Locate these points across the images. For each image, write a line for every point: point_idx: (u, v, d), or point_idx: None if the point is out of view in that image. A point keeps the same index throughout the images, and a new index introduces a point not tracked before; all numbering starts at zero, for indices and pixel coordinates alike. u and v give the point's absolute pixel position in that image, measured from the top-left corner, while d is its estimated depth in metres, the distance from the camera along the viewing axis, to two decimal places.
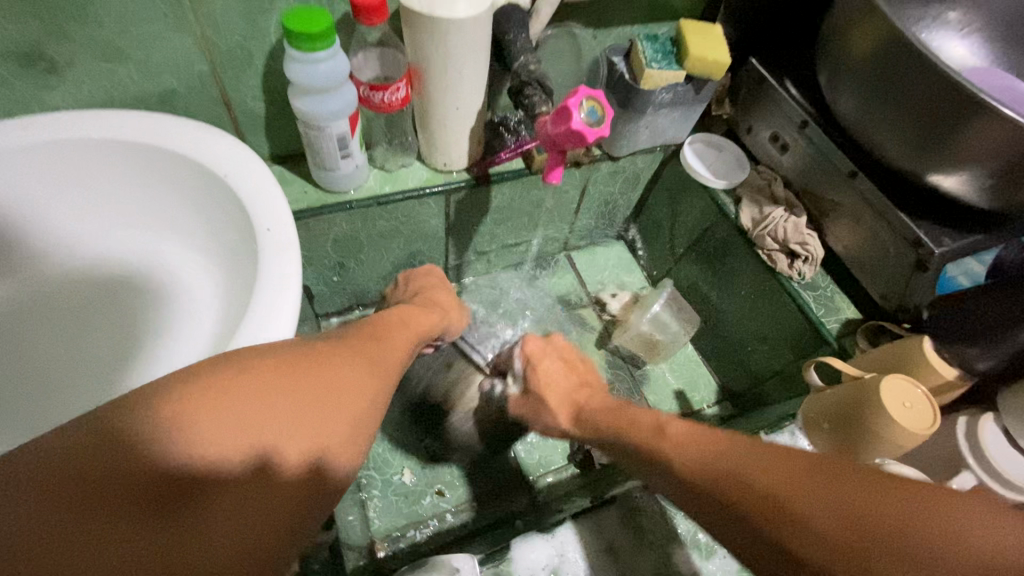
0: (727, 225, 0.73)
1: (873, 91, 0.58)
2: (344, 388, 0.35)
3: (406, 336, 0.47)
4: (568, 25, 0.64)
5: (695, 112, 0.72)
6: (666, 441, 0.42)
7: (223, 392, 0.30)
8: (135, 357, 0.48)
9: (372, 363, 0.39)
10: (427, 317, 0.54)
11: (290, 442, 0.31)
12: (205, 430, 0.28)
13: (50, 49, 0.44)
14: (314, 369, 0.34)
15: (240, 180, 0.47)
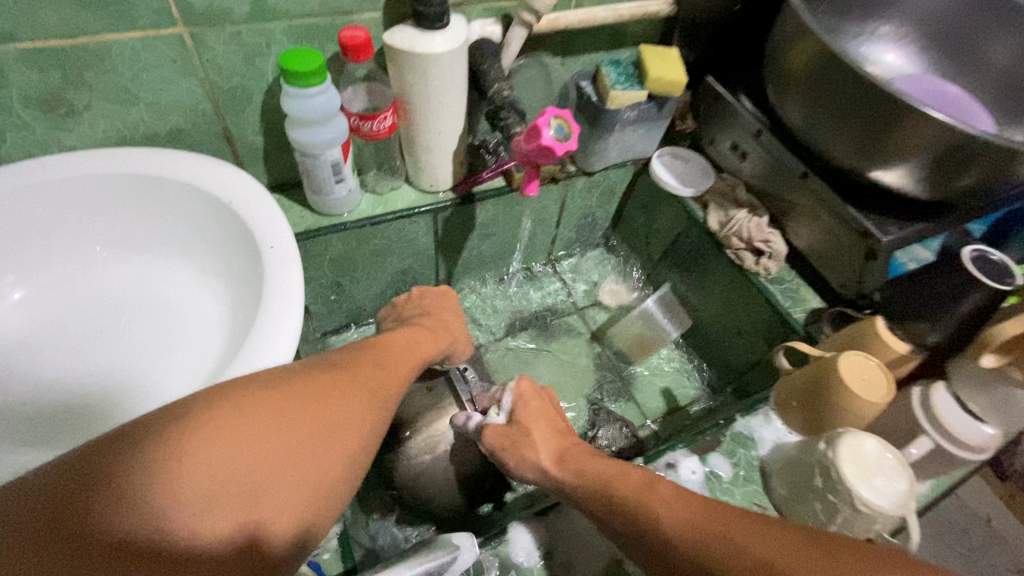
0: (697, 228, 0.79)
1: (824, 104, 0.63)
2: (327, 431, 0.36)
3: (406, 365, 0.47)
4: (538, 55, 0.70)
5: (660, 127, 0.78)
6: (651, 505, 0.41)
7: (210, 434, 0.31)
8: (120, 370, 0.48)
9: (367, 392, 0.40)
10: (428, 341, 0.54)
11: (274, 485, 0.32)
12: (187, 474, 0.29)
13: (70, 94, 0.49)
14: (304, 405, 0.35)
15: (246, 207, 0.52)
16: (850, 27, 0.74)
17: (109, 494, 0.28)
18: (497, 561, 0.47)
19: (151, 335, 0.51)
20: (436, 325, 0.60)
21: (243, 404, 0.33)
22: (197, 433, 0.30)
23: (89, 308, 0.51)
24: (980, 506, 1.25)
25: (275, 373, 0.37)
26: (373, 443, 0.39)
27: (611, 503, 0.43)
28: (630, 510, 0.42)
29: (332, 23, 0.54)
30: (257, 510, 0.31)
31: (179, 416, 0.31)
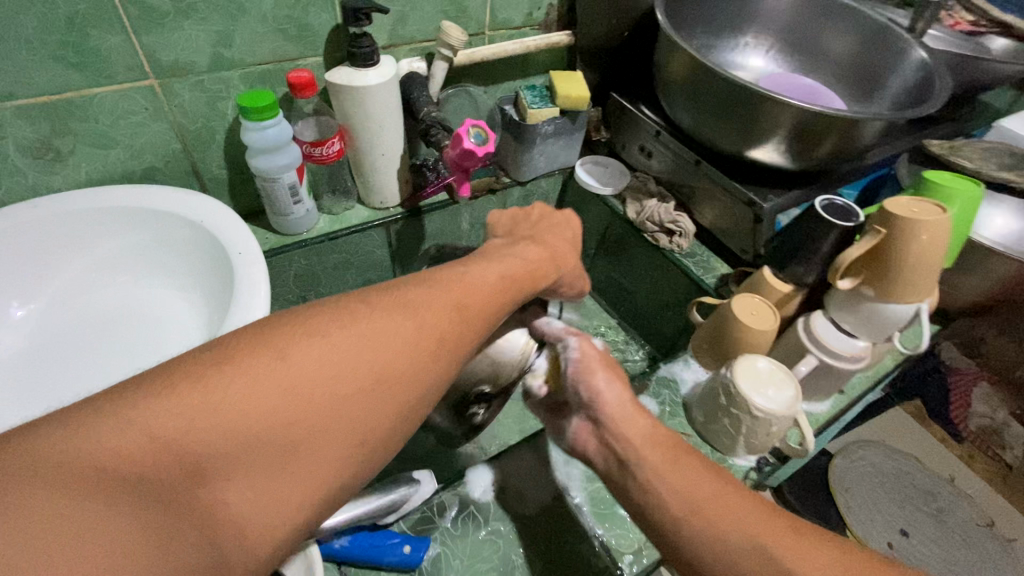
0: (619, 220, 0.90)
1: (737, 92, 0.70)
2: (372, 383, 0.36)
3: (484, 312, 0.45)
4: (463, 85, 0.82)
5: (577, 138, 0.90)
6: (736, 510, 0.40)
7: (255, 381, 0.32)
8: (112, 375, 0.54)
9: (427, 342, 0.39)
10: (513, 275, 0.49)
11: (318, 435, 0.33)
12: (228, 420, 0.30)
13: (58, 141, 0.58)
14: (350, 357, 0.35)
15: (216, 224, 0.61)
16: (720, 42, 0.90)
17: (155, 422, 0.28)
18: (458, 500, 0.53)
19: (141, 343, 0.58)
20: (525, 257, 0.53)
21: (291, 353, 0.34)
22: (242, 379, 0.31)
23: (84, 328, 0.58)
24: (941, 467, 1.26)
25: (327, 318, 0.37)
26: (428, 395, 0.40)
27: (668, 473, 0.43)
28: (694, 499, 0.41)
29: (281, 69, 0.65)
30: (298, 459, 0.32)
31: (226, 360, 0.32)
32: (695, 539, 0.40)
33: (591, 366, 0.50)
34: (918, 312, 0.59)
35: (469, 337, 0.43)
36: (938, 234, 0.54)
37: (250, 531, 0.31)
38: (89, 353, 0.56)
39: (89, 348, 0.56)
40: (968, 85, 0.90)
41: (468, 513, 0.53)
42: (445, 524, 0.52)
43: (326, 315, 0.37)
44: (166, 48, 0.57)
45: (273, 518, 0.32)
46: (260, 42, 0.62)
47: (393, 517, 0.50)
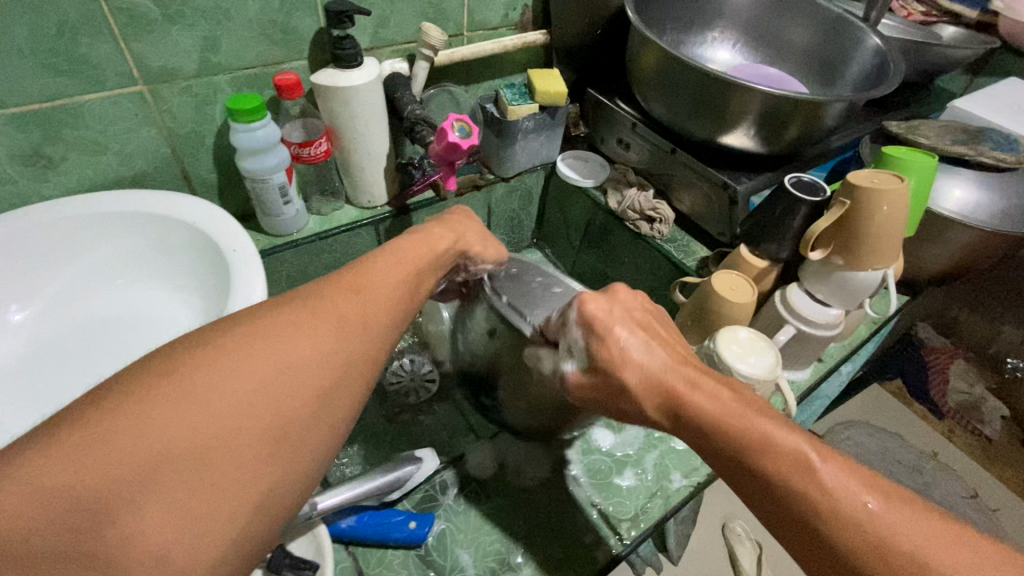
0: (601, 210, 0.93)
1: (707, 80, 0.73)
2: (278, 373, 0.32)
3: (389, 294, 0.42)
4: (444, 85, 0.85)
5: (557, 133, 0.93)
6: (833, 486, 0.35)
7: (142, 401, 0.28)
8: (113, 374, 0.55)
9: (328, 323, 0.36)
10: (418, 262, 0.47)
11: (235, 438, 0.30)
12: (121, 445, 0.27)
13: (48, 149, 0.59)
14: (247, 355, 0.32)
15: (208, 223, 0.62)
16: (688, 37, 0.94)
17: (39, 466, 0.25)
18: (459, 478, 0.55)
19: (139, 343, 0.58)
20: (427, 244, 0.49)
21: (176, 368, 0.30)
22: (128, 404, 0.28)
23: (81, 331, 0.58)
24: (923, 443, 1.29)
25: (210, 332, 0.33)
26: (354, 372, 0.36)
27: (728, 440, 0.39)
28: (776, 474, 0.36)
29: (266, 72, 0.67)
30: (219, 470, 0.29)
31: (102, 396, 0.28)
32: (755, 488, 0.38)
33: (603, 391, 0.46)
34: (884, 277, 0.63)
35: (385, 319, 0.40)
36: (898, 203, 0.58)
37: (180, 563, 0.27)
38: (88, 355, 0.57)
39: (87, 351, 0.57)
40: (922, 69, 0.95)
41: (469, 491, 0.55)
42: (448, 501, 0.54)
43: (205, 332, 0.33)
44: (155, 53, 0.59)
45: (205, 541, 0.28)
46: (246, 47, 0.64)
47: (397, 494, 0.51)
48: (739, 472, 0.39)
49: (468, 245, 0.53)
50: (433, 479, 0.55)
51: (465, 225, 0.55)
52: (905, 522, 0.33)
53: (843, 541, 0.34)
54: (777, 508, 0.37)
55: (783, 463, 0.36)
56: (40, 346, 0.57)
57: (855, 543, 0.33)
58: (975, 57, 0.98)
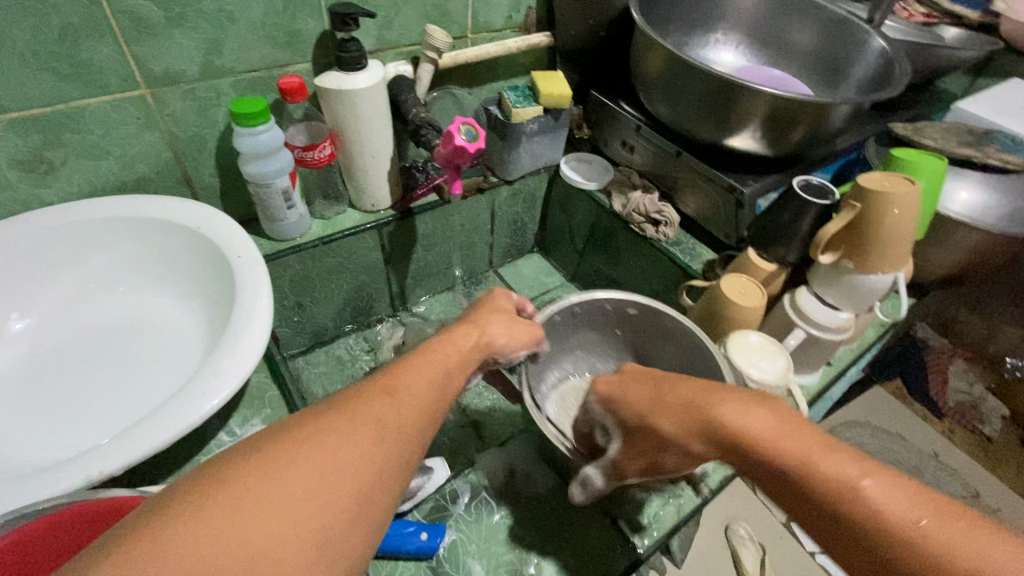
0: (605, 213, 0.92)
1: (714, 82, 0.73)
2: (326, 481, 0.31)
3: (429, 390, 0.41)
4: (447, 88, 0.84)
5: (561, 136, 0.92)
6: (880, 506, 0.33)
7: (184, 527, 0.27)
8: (114, 382, 0.54)
9: (373, 424, 0.35)
10: (448, 362, 0.45)
11: (276, 560, 0.28)
12: (170, 563, 0.26)
13: (49, 154, 0.58)
14: (296, 461, 0.31)
15: (212, 229, 0.61)
16: (692, 39, 0.93)
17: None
18: (470, 487, 0.55)
19: (141, 350, 0.57)
20: (456, 340, 0.48)
21: (218, 487, 0.29)
22: (172, 527, 0.27)
23: (81, 339, 0.57)
24: (925, 443, 1.28)
25: (246, 447, 0.32)
26: (390, 482, 0.34)
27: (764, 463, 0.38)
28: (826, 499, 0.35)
29: (270, 76, 0.66)
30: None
31: (142, 519, 0.27)
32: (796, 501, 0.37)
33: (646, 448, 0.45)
34: (895, 280, 0.63)
35: (421, 422, 0.38)
36: (909, 207, 0.58)
37: None
38: (89, 362, 0.55)
39: (87, 359, 0.56)
40: (926, 70, 0.95)
41: (480, 500, 0.54)
42: (458, 511, 0.53)
43: (245, 444, 0.32)
44: (156, 57, 0.58)
45: None
46: (249, 50, 0.63)
47: (409, 505, 0.51)
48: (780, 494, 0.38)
49: (496, 337, 0.52)
50: (449, 487, 0.54)
51: (492, 318, 0.54)
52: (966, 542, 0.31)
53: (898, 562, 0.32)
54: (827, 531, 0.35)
55: (825, 485, 0.35)
56: (39, 353, 0.55)
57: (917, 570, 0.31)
58: (977, 59, 0.98)
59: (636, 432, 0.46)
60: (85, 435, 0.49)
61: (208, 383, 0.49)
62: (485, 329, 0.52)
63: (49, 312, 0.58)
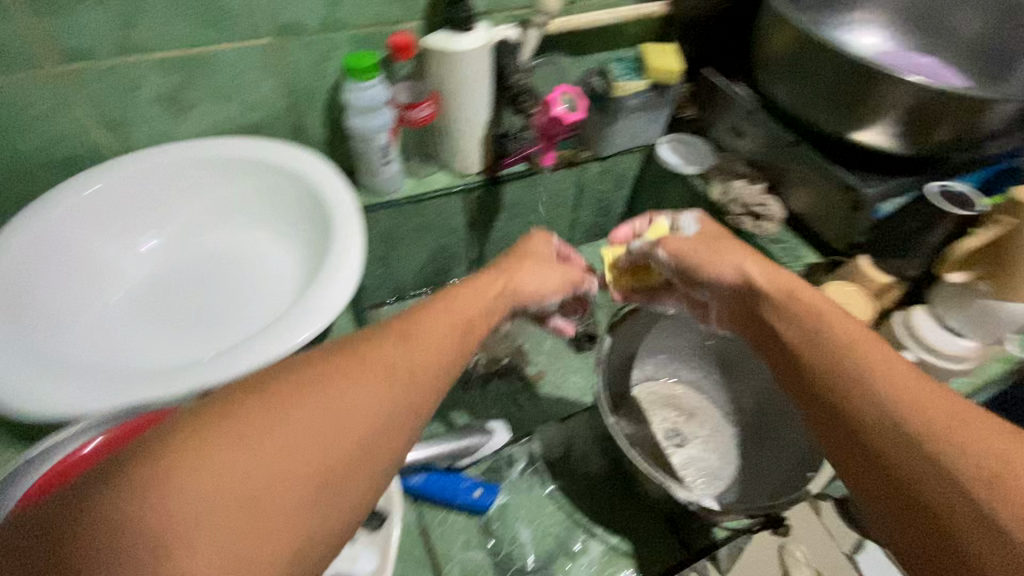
0: (699, 200, 0.87)
1: (851, 65, 0.65)
2: (349, 396, 0.32)
3: (439, 344, 0.40)
4: (551, 56, 0.82)
5: (663, 114, 0.88)
6: (887, 373, 0.38)
7: (213, 438, 0.27)
8: (223, 305, 0.60)
9: (387, 365, 0.35)
10: (467, 317, 0.44)
11: (303, 455, 0.29)
12: (203, 463, 0.26)
13: (186, 93, 0.64)
14: (321, 375, 0.32)
15: (317, 177, 0.65)
16: (829, 17, 0.84)
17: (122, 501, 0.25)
18: (527, 455, 0.55)
19: (245, 278, 0.63)
20: (482, 294, 0.47)
21: (197, 444, 0.27)
22: (200, 434, 0.27)
23: (197, 265, 0.64)
24: None
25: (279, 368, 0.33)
26: (405, 414, 0.35)
27: (802, 336, 0.43)
28: (846, 355, 0.40)
29: (382, 32, 0.68)
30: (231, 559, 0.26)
31: (158, 445, 0.27)
32: (798, 340, 0.44)
33: (706, 241, 0.53)
34: None
35: (436, 367, 0.38)
36: None
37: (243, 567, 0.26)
38: (203, 285, 0.62)
39: (203, 282, 0.62)
40: None
41: (536, 469, 0.54)
42: (513, 476, 0.54)
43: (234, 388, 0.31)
44: (285, 8, 0.61)
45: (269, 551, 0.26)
46: (366, 6, 0.65)
47: (467, 461, 0.53)
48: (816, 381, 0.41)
49: (522, 285, 0.51)
50: (509, 457, 0.54)
51: (521, 264, 0.53)
52: (945, 410, 0.35)
53: (860, 382, 0.39)
54: (845, 412, 0.38)
55: (861, 365, 0.39)
56: (165, 273, 0.63)
57: (909, 427, 0.35)
58: None
59: (711, 235, 0.54)
60: (196, 349, 0.56)
61: (298, 320, 0.52)
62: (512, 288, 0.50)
63: (176, 236, 0.66)
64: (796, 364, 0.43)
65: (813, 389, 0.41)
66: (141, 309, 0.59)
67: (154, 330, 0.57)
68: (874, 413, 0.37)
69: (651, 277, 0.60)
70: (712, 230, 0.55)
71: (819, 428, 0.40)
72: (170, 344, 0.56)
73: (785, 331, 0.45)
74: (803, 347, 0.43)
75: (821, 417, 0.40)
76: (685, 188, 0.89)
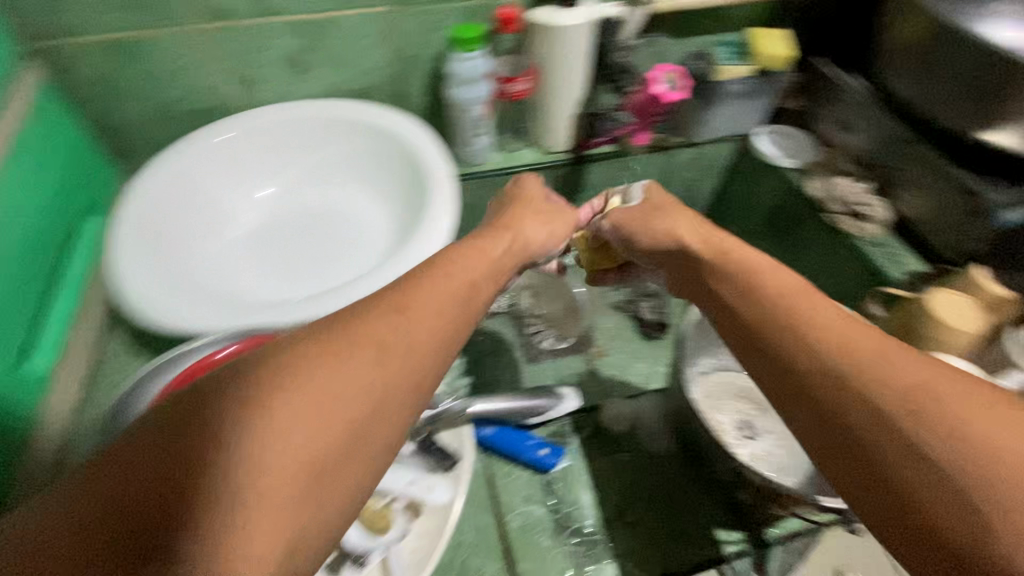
0: (794, 195, 0.83)
1: (989, 58, 0.59)
2: (326, 379, 0.29)
3: (440, 314, 0.36)
4: (653, 36, 0.80)
5: (765, 104, 0.84)
6: (885, 369, 0.32)
7: (180, 435, 0.25)
8: (325, 252, 0.66)
9: (375, 340, 0.32)
10: (465, 286, 0.39)
11: (275, 448, 0.26)
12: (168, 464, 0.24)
13: (308, 55, 0.70)
14: (296, 361, 0.29)
15: (417, 141, 0.68)
16: None
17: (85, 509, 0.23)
18: (592, 423, 0.57)
19: (345, 231, 0.68)
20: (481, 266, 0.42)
21: (163, 434, 0.25)
22: (168, 433, 0.25)
23: (305, 215, 0.70)
24: None
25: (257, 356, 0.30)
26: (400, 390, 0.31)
27: (773, 320, 0.37)
28: (841, 346, 0.33)
29: (490, 4, 0.70)
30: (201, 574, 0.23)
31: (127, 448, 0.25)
32: (768, 324, 0.37)
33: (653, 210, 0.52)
34: None
35: (433, 340, 0.34)
36: None
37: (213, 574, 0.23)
38: (308, 233, 0.68)
39: (308, 230, 0.68)
40: None
41: (597, 438, 0.56)
42: (578, 442, 0.55)
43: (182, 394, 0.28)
44: None
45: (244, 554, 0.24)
46: None
47: (536, 420, 0.55)
48: (808, 380, 0.34)
49: (525, 241, 0.51)
50: (573, 424, 0.56)
51: (524, 219, 0.53)
52: (960, 414, 0.28)
53: (849, 378, 0.32)
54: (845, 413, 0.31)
55: (864, 359, 0.32)
56: (277, 219, 0.69)
57: (914, 433, 0.29)
58: None
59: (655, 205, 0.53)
60: (300, 288, 0.62)
61: (392, 270, 0.56)
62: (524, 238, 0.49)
63: (287, 187, 0.72)
64: (763, 350, 0.37)
65: (790, 381, 0.35)
66: (255, 249, 0.66)
67: (266, 268, 0.64)
68: (864, 417, 0.31)
69: (612, 261, 0.60)
70: (656, 198, 0.54)
71: (796, 429, 0.34)
72: (278, 282, 0.62)
73: (736, 301, 0.40)
74: (774, 334, 0.36)
75: (803, 421, 0.34)
76: (779, 181, 0.85)
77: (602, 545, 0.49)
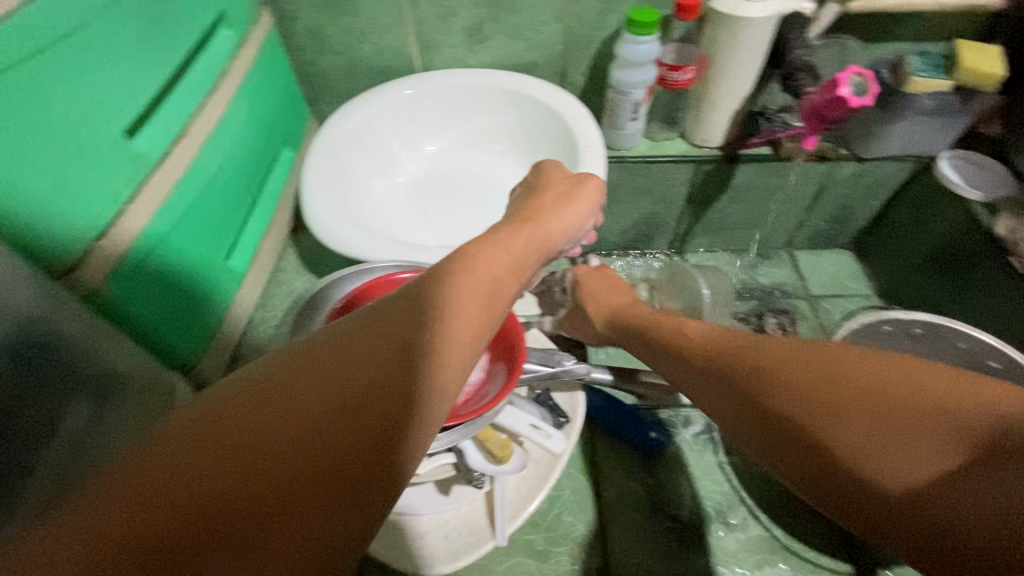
0: (975, 232, 0.73)
1: None
2: (375, 363, 0.25)
3: (494, 288, 0.32)
4: (840, 38, 0.75)
5: (959, 125, 0.75)
6: (872, 403, 0.31)
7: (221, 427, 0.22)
8: (472, 210, 0.71)
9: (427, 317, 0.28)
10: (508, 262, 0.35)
11: (319, 438, 0.23)
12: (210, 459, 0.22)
13: (487, 26, 0.74)
14: (341, 344, 0.26)
15: (573, 116, 0.70)
16: None
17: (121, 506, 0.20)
18: (704, 423, 0.59)
19: (493, 194, 0.73)
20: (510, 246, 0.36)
21: (207, 424, 0.22)
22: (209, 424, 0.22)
23: (458, 174, 0.76)
24: None
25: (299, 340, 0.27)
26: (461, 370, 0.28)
27: (763, 394, 0.35)
28: (825, 401, 0.33)
29: None
30: (292, 552, 0.22)
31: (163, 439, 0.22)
32: (763, 394, 0.35)
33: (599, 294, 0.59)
34: None
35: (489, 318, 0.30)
36: None
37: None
38: (460, 190, 0.74)
39: (460, 188, 0.74)
40: None
41: (710, 438, 0.57)
42: (687, 436, 0.58)
43: (225, 381, 0.25)
44: None
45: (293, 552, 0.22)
46: None
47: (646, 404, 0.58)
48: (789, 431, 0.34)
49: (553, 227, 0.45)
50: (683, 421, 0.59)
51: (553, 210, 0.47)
52: (925, 436, 0.29)
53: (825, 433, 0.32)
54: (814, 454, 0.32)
55: (837, 391, 0.32)
56: (435, 174, 0.76)
57: (869, 462, 0.30)
58: None
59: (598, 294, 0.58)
60: (448, 238, 0.68)
61: None
62: (542, 223, 0.44)
63: (448, 146, 0.78)
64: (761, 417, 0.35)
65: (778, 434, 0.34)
66: (413, 197, 0.73)
67: (421, 215, 0.71)
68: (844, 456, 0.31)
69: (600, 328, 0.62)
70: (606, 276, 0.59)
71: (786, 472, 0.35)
72: (430, 229, 0.69)
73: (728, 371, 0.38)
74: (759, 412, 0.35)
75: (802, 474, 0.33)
76: (958, 216, 0.76)
77: (694, 532, 0.51)
